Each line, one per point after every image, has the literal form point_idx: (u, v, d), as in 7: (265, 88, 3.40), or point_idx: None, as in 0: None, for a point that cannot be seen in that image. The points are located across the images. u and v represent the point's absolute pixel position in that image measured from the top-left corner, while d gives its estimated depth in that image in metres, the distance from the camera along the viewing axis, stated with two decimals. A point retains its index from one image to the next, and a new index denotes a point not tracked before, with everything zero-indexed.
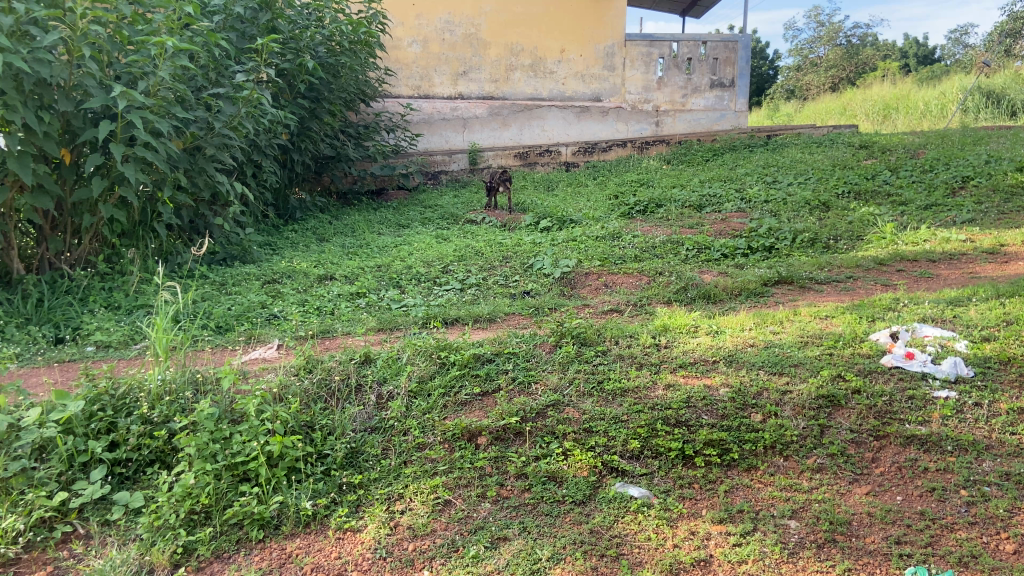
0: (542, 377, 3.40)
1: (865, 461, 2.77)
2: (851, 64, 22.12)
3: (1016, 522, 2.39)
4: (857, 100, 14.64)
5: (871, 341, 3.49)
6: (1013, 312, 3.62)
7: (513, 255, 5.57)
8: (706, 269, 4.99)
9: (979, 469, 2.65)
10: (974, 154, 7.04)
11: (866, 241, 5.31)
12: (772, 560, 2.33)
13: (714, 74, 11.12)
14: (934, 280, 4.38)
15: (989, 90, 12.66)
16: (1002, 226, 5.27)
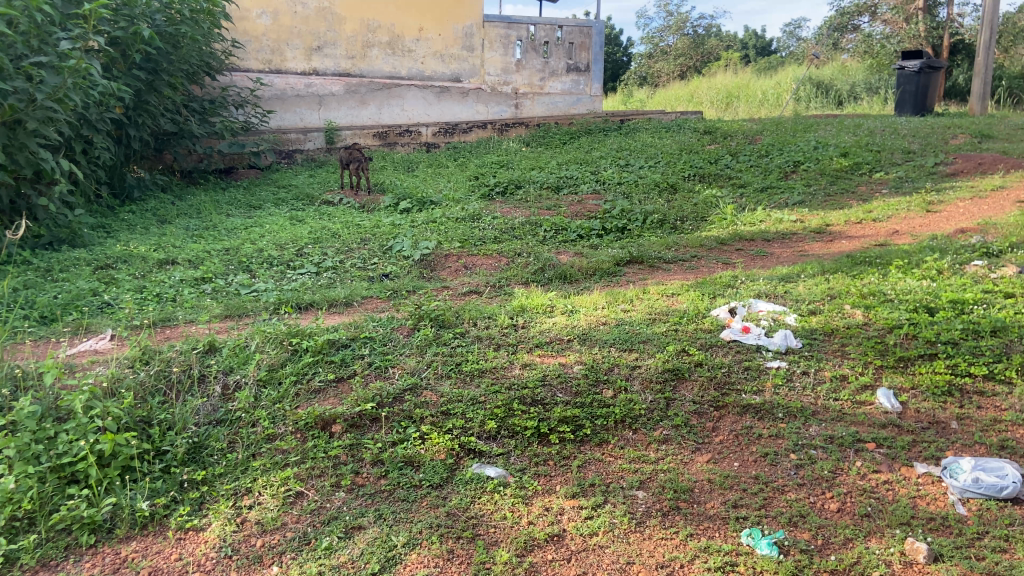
0: (399, 362, 3.34)
1: (706, 430, 2.92)
2: (697, 53, 23.47)
3: (838, 482, 2.61)
4: (703, 88, 15.44)
5: (712, 317, 3.69)
6: (836, 287, 3.92)
7: (371, 237, 5.45)
8: (563, 249, 5.09)
9: (807, 434, 2.86)
10: (804, 140, 7.58)
11: (709, 222, 5.60)
12: (621, 531, 2.42)
13: (569, 59, 11.49)
14: (768, 258, 4.68)
15: (818, 81, 13.75)
16: (828, 208, 5.70)
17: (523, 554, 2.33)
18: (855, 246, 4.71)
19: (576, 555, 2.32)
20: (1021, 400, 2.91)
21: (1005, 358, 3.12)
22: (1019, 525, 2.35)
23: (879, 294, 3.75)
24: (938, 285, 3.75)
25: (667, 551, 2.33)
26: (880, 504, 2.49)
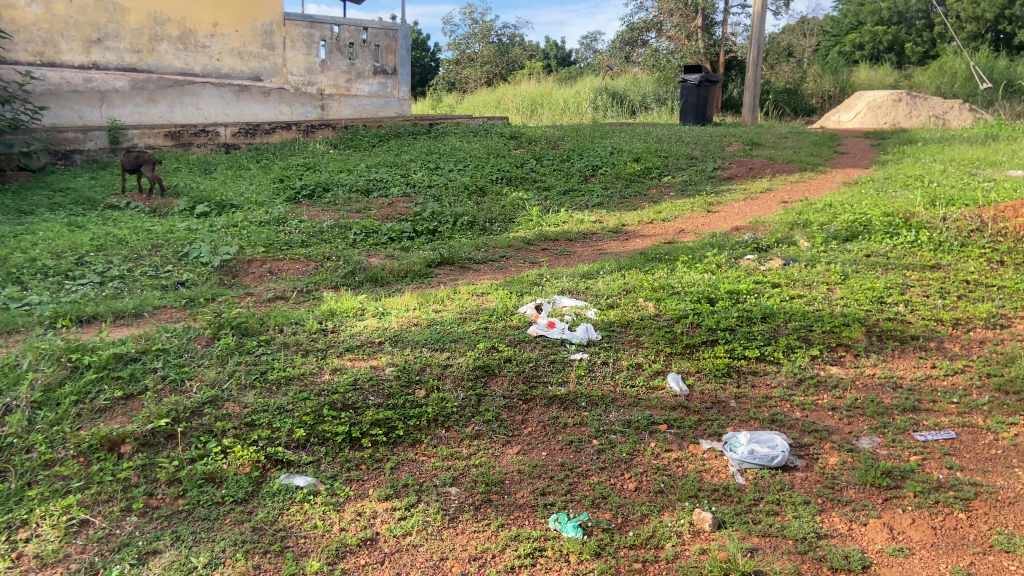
0: (198, 373, 3.14)
1: (515, 423, 3.02)
2: (502, 61, 24.17)
3: (636, 462, 2.80)
4: (509, 94, 15.92)
5: (519, 314, 3.81)
6: (632, 281, 4.20)
7: (165, 243, 5.07)
8: (373, 252, 5.03)
9: (607, 420, 3.04)
10: (601, 146, 8.04)
11: (516, 223, 5.78)
12: (434, 528, 2.44)
13: (376, 61, 11.42)
14: (571, 257, 4.91)
15: (613, 91, 14.65)
16: (623, 209, 6.09)
17: (335, 562, 2.28)
18: (647, 244, 5.06)
19: (389, 557, 2.31)
20: (787, 377, 3.27)
21: (773, 341, 3.50)
22: (788, 489, 2.62)
23: (668, 287, 4.04)
24: (717, 278, 4.12)
25: (479, 543, 2.38)
26: (671, 480, 2.70)
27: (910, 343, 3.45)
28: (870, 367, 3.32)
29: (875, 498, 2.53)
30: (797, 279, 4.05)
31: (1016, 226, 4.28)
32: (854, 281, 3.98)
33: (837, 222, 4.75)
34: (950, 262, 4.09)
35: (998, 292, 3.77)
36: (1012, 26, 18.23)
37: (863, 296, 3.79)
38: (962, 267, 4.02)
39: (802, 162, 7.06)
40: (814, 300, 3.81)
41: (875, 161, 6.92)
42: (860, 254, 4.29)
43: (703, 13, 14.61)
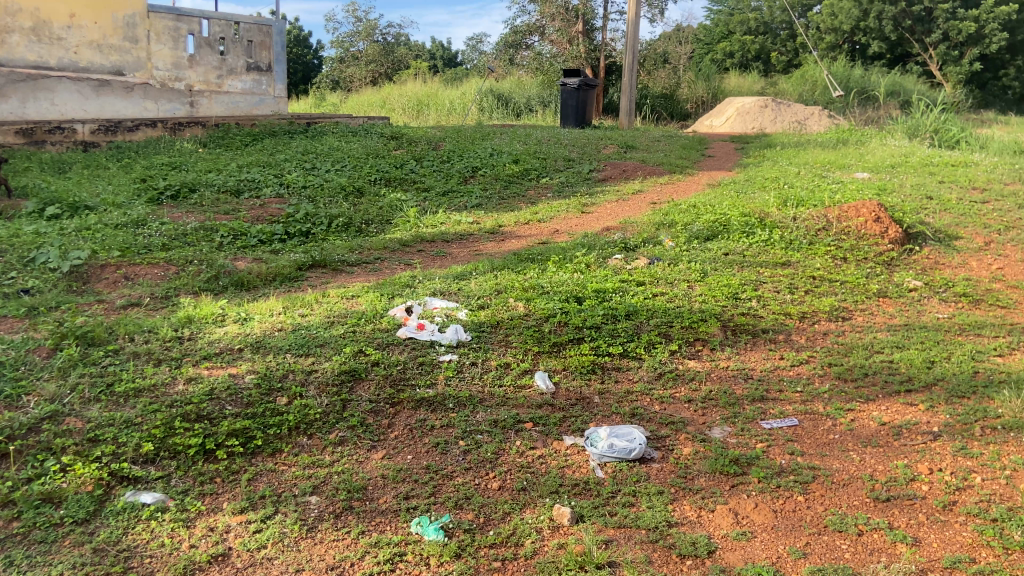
0: (36, 388, 2.93)
1: (381, 427, 2.98)
2: (387, 60, 23.91)
3: (500, 462, 2.82)
4: (394, 94, 15.76)
5: (389, 316, 3.77)
6: (503, 282, 4.23)
7: (8, 247, 4.70)
8: (241, 256, 4.85)
9: (474, 421, 3.04)
10: (481, 147, 8.07)
11: (393, 225, 5.72)
12: (290, 539, 2.38)
13: (249, 57, 11.06)
14: (446, 258, 4.91)
15: (498, 93, 14.74)
16: (501, 210, 6.14)
17: None
18: (521, 245, 5.12)
19: (241, 572, 2.23)
20: (648, 372, 3.39)
21: (636, 337, 3.61)
22: (644, 480, 2.72)
23: (538, 287, 4.10)
24: (586, 277, 4.22)
25: (337, 552, 2.33)
26: (534, 478, 2.74)
27: (762, 336, 3.64)
28: (724, 360, 3.49)
29: (724, 485, 2.65)
30: (660, 277, 4.21)
31: (857, 223, 4.58)
32: (712, 278, 4.17)
33: (700, 222, 4.96)
34: (799, 259, 4.35)
35: (840, 287, 4.04)
36: (865, 38, 19.67)
37: (720, 293, 3.98)
38: (809, 264, 4.28)
39: (672, 165, 7.35)
40: (676, 297, 3.97)
41: (739, 164, 7.29)
42: (719, 253, 4.50)
43: (584, 18, 14.95)
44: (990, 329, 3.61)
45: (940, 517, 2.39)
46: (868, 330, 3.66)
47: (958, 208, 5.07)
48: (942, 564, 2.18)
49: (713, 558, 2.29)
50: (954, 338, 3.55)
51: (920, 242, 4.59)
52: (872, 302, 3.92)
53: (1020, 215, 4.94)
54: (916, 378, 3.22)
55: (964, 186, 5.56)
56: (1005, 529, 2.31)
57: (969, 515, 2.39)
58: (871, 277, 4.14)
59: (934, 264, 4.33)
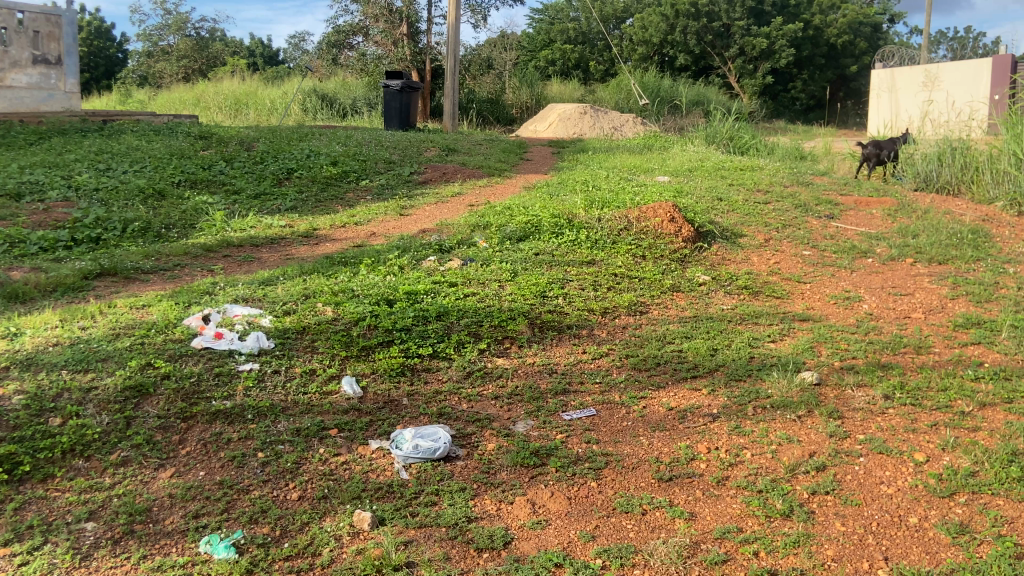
0: None
1: (172, 444, 2.79)
2: (202, 56, 22.61)
3: (301, 471, 2.71)
4: (209, 92, 14.94)
5: (184, 326, 3.54)
6: (311, 286, 4.12)
7: None
8: (16, 265, 4.39)
9: (275, 430, 2.90)
10: (298, 148, 7.81)
11: (197, 229, 5.40)
12: (60, 571, 2.19)
13: (34, 49, 10.04)
14: (253, 263, 4.71)
15: (322, 93, 14.34)
16: (316, 212, 5.98)
17: None
18: (335, 248, 5.01)
19: None
20: (457, 372, 3.41)
21: (446, 338, 3.62)
22: (448, 478, 2.72)
23: (348, 291, 4.02)
24: (398, 280, 4.19)
25: None
26: (337, 484, 2.66)
27: (566, 332, 3.79)
28: (531, 357, 3.58)
29: (524, 477, 2.72)
30: (472, 278, 4.27)
31: (654, 224, 4.86)
32: (522, 278, 4.29)
33: (513, 224, 5.08)
34: (603, 257, 4.58)
35: (639, 283, 4.28)
36: (673, 50, 21.11)
37: (528, 291, 4.09)
38: (612, 262, 4.51)
39: (491, 168, 7.49)
40: (486, 297, 4.03)
41: (554, 168, 7.55)
42: (530, 253, 4.63)
43: (408, 21, 14.91)
44: (765, 318, 3.84)
45: (713, 492, 2.54)
46: (662, 322, 3.87)
47: (744, 208, 5.54)
48: (713, 535, 2.31)
49: (509, 549, 2.35)
50: (735, 327, 3.77)
51: (711, 240, 4.96)
52: (666, 296, 4.17)
53: (795, 214, 5.46)
54: (701, 365, 3.40)
55: (749, 188, 6.08)
56: (768, 499, 2.46)
57: (739, 488, 2.54)
58: (667, 273, 4.42)
59: (722, 260, 4.68)
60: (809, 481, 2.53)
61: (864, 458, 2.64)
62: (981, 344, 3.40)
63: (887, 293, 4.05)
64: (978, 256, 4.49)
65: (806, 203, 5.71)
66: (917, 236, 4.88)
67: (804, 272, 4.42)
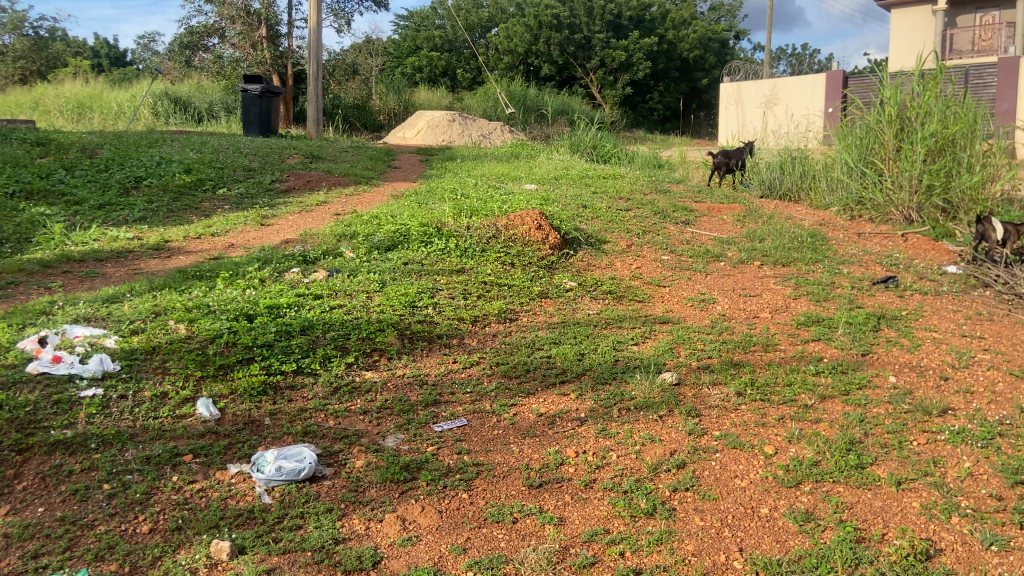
0: None
1: (4, 480, 2.54)
2: (39, 57, 20.84)
3: (153, 501, 2.52)
4: (46, 94, 13.79)
5: (15, 351, 3.24)
6: (163, 303, 3.87)
7: None
8: None
9: (123, 459, 2.69)
10: (147, 155, 7.34)
11: (32, 243, 4.96)
12: None
13: None
14: (98, 279, 4.37)
15: (175, 96, 13.65)
16: (169, 223, 5.64)
17: None
18: (189, 261, 4.73)
19: None
20: (323, 387, 3.27)
21: (311, 353, 3.47)
22: (313, 499, 2.59)
23: (203, 306, 3.80)
24: (258, 294, 4.01)
25: None
26: (193, 513, 2.49)
27: (437, 342, 3.71)
28: (400, 368, 3.49)
29: (393, 493, 2.64)
30: (339, 289, 4.15)
31: (521, 231, 4.91)
32: (391, 288, 4.20)
33: (380, 233, 4.99)
34: (472, 265, 4.56)
35: (509, 290, 4.29)
36: (537, 60, 21.58)
37: (396, 301, 4.01)
38: (481, 270, 4.50)
39: (357, 176, 7.34)
40: (353, 309, 3.92)
41: (422, 176, 7.50)
42: (398, 263, 4.56)
43: (267, 23, 14.41)
44: (628, 321, 3.93)
45: (581, 495, 2.58)
46: (531, 328, 3.87)
47: (606, 215, 5.71)
48: (581, 538, 2.35)
49: (378, 568, 2.28)
50: (601, 330, 3.83)
51: (576, 247, 5.06)
52: (535, 302, 4.19)
53: (654, 220, 5.69)
54: (570, 370, 3.42)
55: (612, 196, 6.28)
56: (633, 498, 2.54)
57: (606, 490, 2.59)
58: (535, 280, 4.45)
59: (587, 266, 4.77)
60: (670, 479, 2.63)
61: (719, 454, 2.77)
62: (820, 340, 3.66)
63: (737, 295, 4.30)
64: (816, 258, 4.85)
65: (664, 210, 5.96)
66: (764, 240, 5.20)
67: (663, 276, 4.61)
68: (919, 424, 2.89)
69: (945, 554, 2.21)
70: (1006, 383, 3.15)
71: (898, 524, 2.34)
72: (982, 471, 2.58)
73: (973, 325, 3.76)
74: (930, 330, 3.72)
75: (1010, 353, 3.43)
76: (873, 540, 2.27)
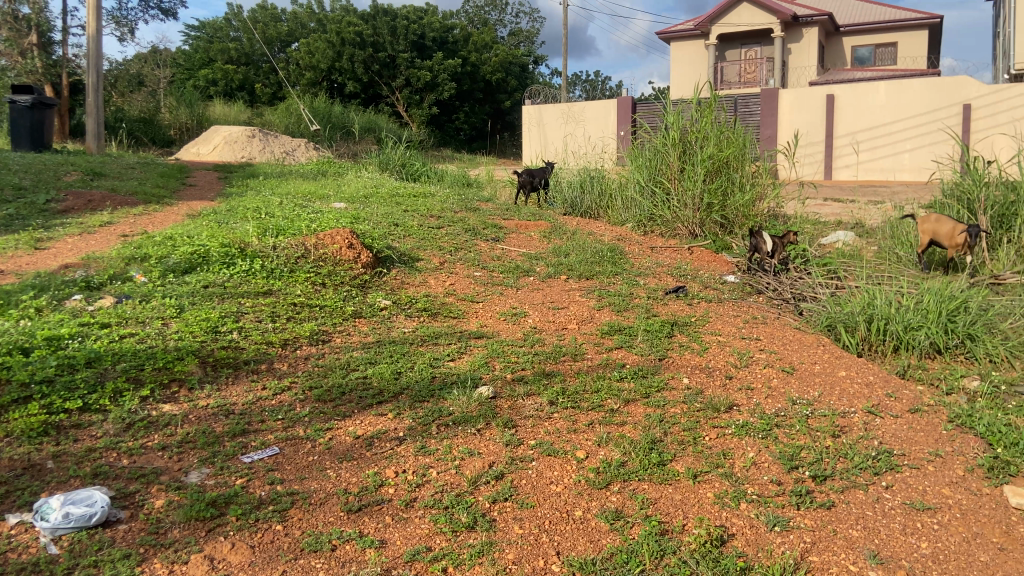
0: None
1: None
2: None
3: None
4: None
5: None
6: None
7: None
8: None
9: None
10: None
11: None
12: None
13: None
14: None
15: None
16: None
17: None
18: None
19: None
20: (115, 425, 2.97)
21: (99, 387, 3.15)
22: (108, 546, 2.33)
23: None
24: (34, 324, 3.59)
25: None
26: None
27: (243, 368, 3.51)
28: (204, 399, 3.25)
29: (200, 531, 2.43)
30: (130, 317, 3.82)
31: (332, 250, 4.78)
32: (190, 313, 3.92)
33: (175, 255, 4.66)
34: (280, 287, 4.37)
35: (320, 311, 4.16)
36: (341, 77, 21.24)
37: (197, 327, 3.75)
38: (291, 291, 4.33)
39: (147, 194, 6.80)
40: (148, 337, 3.62)
41: (221, 194, 7.10)
42: (198, 286, 4.27)
43: (38, 29, 13.12)
44: (444, 338, 3.95)
45: (402, 515, 2.55)
46: (345, 349, 3.77)
47: (418, 233, 5.72)
48: (404, 559, 2.32)
49: None
50: (416, 348, 3.82)
51: (389, 265, 5.02)
52: (348, 322, 4.09)
53: (465, 237, 5.79)
54: (386, 390, 3.36)
55: (423, 214, 6.30)
56: (454, 513, 2.55)
57: (426, 507, 2.58)
58: (347, 300, 4.35)
59: (401, 284, 4.74)
60: (490, 491, 2.68)
61: (535, 462, 2.86)
62: (623, 348, 3.91)
63: (546, 308, 4.48)
64: (616, 270, 5.18)
65: (475, 227, 6.09)
66: (569, 255, 5.47)
67: (475, 292, 4.70)
68: (710, 420, 3.16)
69: (736, 538, 2.43)
70: (780, 379, 3.54)
71: (696, 515, 2.54)
72: (764, 459, 2.87)
73: (750, 328, 4.20)
74: (716, 334, 4.09)
75: (782, 351, 3.86)
76: (675, 532, 2.45)
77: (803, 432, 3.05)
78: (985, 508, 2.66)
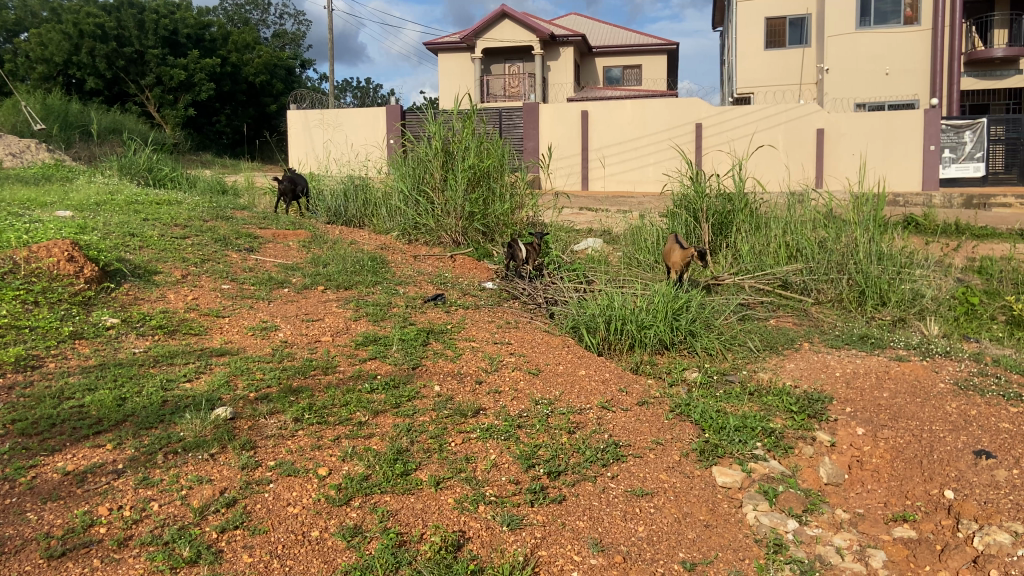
0: None
1: None
2: None
3: None
4: None
5: None
6: None
7: None
8: None
9: None
10: None
11: None
12: None
13: None
14: None
15: None
16: None
17: None
18: None
19: None
20: None
21: None
22: None
23: None
24: None
25: None
26: None
27: None
28: None
29: None
30: None
31: (47, 264, 4.23)
32: None
33: None
34: None
35: (30, 334, 3.67)
36: (80, 73, 19.23)
37: None
38: None
39: None
40: None
41: None
42: None
43: None
44: (180, 357, 3.66)
45: (114, 556, 2.30)
46: (58, 375, 3.36)
47: (158, 244, 5.28)
48: None
49: None
50: (146, 370, 3.49)
51: (120, 279, 4.57)
52: (65, 345, 3.65)
53: (214, 248, 5.43)
54: (106, 419, 3.03)
55: (166, 223, 5.84)
56: (175, 549, 2.34)
57: (143, 545, 2.35)
58: (65, 320, 3.89)
59: (133, 300, 4.32)
60: (218, 520, 2.49)
61: (272, 484, 2.71)
62: (377, 358, 3.85)
63: (299, 320, 4.31)
64: (375, 280, 5.12)
65: (226, 237, 5.74)
66: (327, 265, 5.32)
67: (221, 306, 4.41)
68: (456, 426, 3.20)
69: (472, 541, 2.48)
70: (526, 381, 3.68)
71: (435, 522, 2.55)
72: (504, 460, 2.96)
73: (502, 333, 4.34)
74: (469, 340, 4.17)
75: (530, 354, 4.02)
76: (413, 541, 2.44)
77: (542, 430, 3.20)
78: (694, 489, 2.96)
